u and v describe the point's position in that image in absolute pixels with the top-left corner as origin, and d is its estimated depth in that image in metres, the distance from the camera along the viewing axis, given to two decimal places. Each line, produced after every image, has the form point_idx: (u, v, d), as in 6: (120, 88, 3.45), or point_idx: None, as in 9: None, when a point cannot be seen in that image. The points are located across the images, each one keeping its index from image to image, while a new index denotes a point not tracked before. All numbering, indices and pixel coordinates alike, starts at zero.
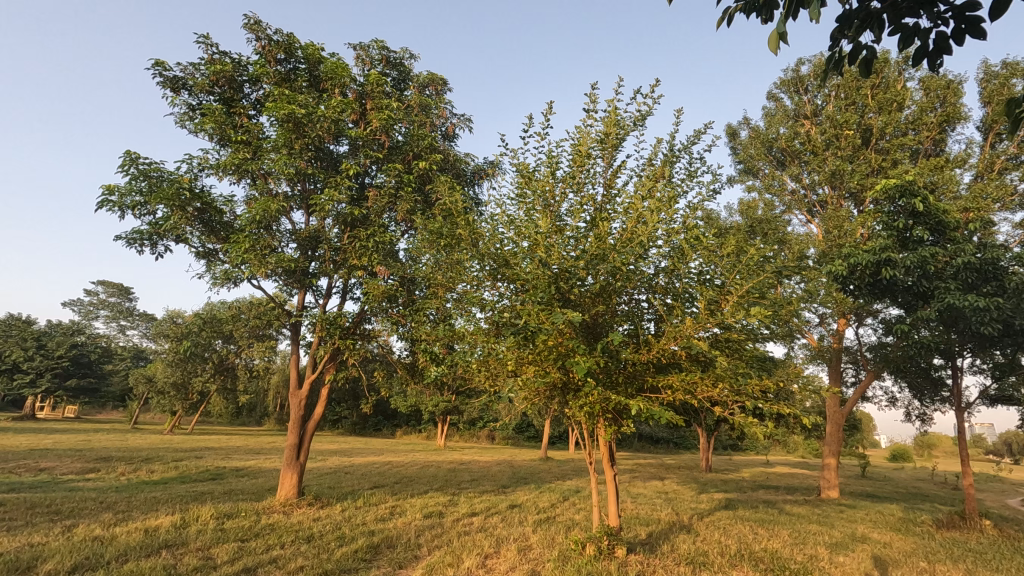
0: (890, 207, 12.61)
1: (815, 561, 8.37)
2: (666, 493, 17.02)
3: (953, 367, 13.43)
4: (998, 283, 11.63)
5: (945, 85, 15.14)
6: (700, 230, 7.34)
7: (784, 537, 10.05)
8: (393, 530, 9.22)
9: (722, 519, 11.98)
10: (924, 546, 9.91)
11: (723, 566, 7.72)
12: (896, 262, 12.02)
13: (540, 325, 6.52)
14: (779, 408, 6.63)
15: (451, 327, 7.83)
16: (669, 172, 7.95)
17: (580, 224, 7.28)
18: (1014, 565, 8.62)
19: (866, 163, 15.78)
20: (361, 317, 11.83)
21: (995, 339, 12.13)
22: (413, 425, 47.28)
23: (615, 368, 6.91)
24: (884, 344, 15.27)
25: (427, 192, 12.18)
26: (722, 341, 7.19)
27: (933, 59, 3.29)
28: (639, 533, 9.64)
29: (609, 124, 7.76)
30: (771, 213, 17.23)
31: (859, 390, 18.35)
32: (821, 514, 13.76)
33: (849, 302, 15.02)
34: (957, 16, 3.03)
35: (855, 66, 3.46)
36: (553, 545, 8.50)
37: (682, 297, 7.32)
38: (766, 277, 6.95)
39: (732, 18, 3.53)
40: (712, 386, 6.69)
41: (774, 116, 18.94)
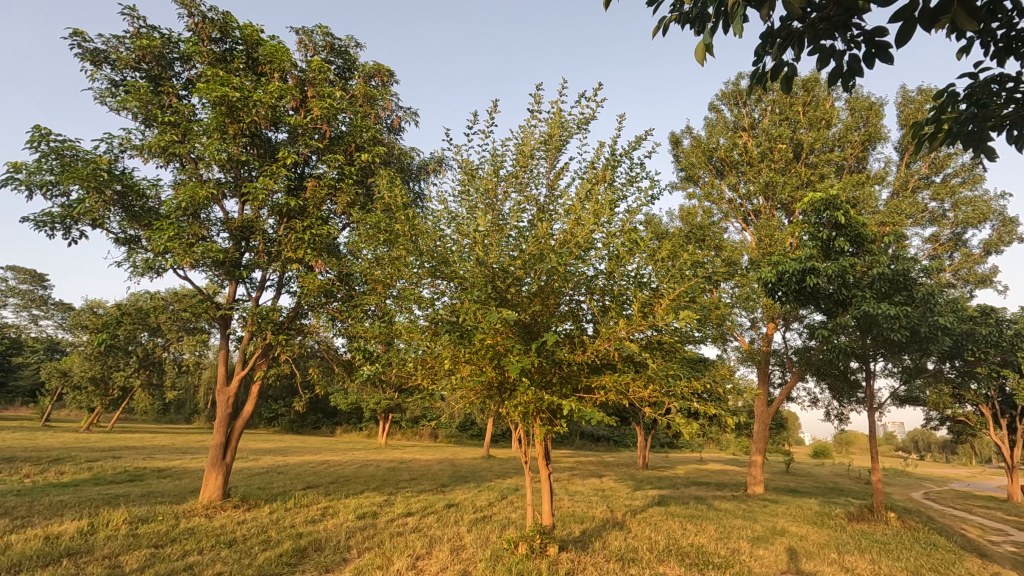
0: (816, 218, 13.37)
1: (737, 555, 8.76)
2: (603, 491, 17.36)
3: (867, 370, 14.34)
4: (907, 293, 12.55)
5: (869, 106, 16.38)
6: (638, 234, 7.51)
7: (710, 532, 10.47)
8: (322, 532, 8.94)
9: (654, 515, 12.31)
10: (836, 538, 10.54)
11: (651, 562, 7.92)
12: (820, 271, 12.78)
13: (476, 324, 6.48)
14: (705, 407, 6.87)
15: (389, 324, 7.60)
16: (611, 176, 8.10)
17: (521, 223, 7.29)
18: (912, 555, 9.32)
19: (797, 176, 16.66)
20: (297, 311, 11.41)
21: (904, 346, 13.07)
22: (355, 424, 46.18)
23: (550, 368, 6.93)
24: (808, 347, 16.16)
25: (369, 185, 11.89)
26: (655, 343, 7.37)
27: (848, 80, 3.49)
28: (573, 531, 9.76)
29: (554, 126, 7.84)
30: (708, 220, 17.90)
31: (785, 390, 19.33)
32: (746, 509, 14.45)
33: (777, 308, 15.80)
34: (868, 42, 3.20)
35: (778, 83, 3.61)
36: (486, 545, 8.47)
37: (619, 300, 7.46)
38: (697, 281, 7.20)
39: (667, 28, 3.59)
40: (643, 387, 6.89)
41: (714, 127, 19.64)
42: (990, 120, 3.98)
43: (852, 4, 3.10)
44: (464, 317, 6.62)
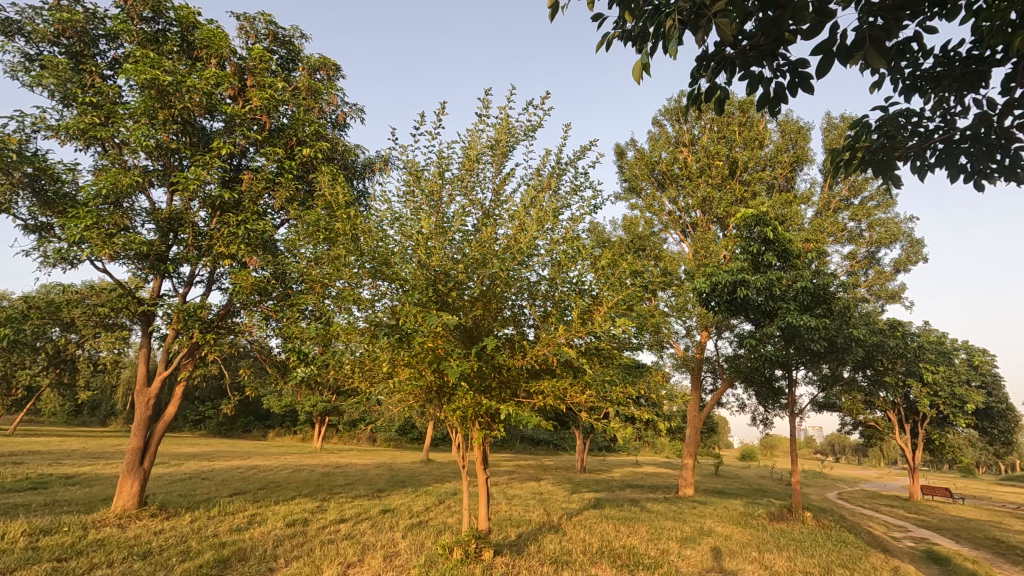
0: (747, 233, 14.06)
1: (666, 555, 9.08)
2: (541, 494, 17.53)
3: (790, 378, 15.21)
4: (827, 306, 13.43)
5: (797, 130, 17.49)
6: (580, 242, 7.68)
7: (642, 534, 10.79)
8: (247, 541, 8.53)
9: (589, 518, 12.57)
10: (758, 538, 11.11)
11: (584, 564, 8.07)
12: (749, 283, 13.49)
13: (416, 327, 6.39)
14: (639, 412, 7.08)
15: (326, 325, 7.36)
16: (556, 184, 8.23)
17: (465, 227, 7.28)
18: (825, 552, 9.95)
19: (731, 192, 17.54)
20: (228, 309, 10.88)
21: (823, 355, 13.96)
22: (288, 427, 44.52)
23: (490, 373, 6.94)
24: (737, 355, 16.98)
25: (311, 181, 11.53)
26: (593, 349, 7.54)
27: (774, 105, 3.72)
28: (509, 535, 9.81)
29: (501, 131, 7.89)
30: (649, 230, 18.50)
31: (716, 396, 20.22)
32: (676, 510, 14.98)
33: (710, 317, 16.49)
34: (792, 72, 3.43)
35: (711, 104, 3.79)
36: (421, 551, 8.35)
37: (560, 306, 7.58)
38: (635, 290, 7.43)
39: (610, 44, 3.71)
40: (580, 393, 7.04)
41: (656, 141, 20.33)
42: (897, 151, 4.35)
43: (779, 36, 3.31)
44: (404, 320, 6.50)
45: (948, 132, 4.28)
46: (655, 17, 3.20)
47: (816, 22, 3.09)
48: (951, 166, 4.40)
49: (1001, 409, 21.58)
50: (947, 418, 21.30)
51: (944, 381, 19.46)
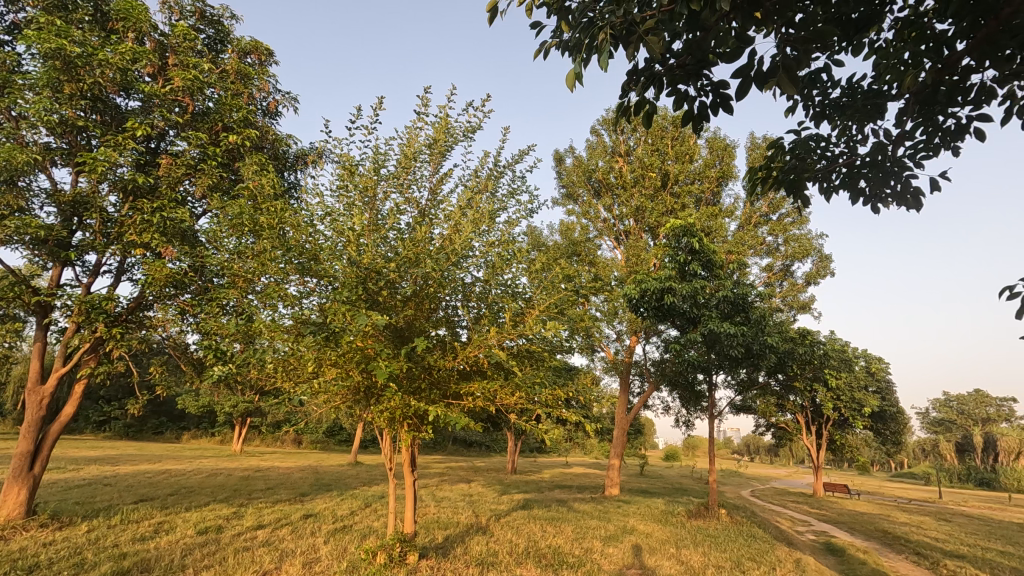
0: (675, 243, 14.66)
1: (589, 553, 9.30)
2: (470, 496, 17.49)
3: (710, 382, 16.01)
4: (745, 315, 14.27)
5: (724, 147, 18.49)
6: (515, 245, 7.74)
7: (567, 533, 11.01)
8: (152, 551, 7.96)
9: (517, 518, 12.70)
10: (676, 534, 11.62)
11: (509, 564, 8.11)
12: (676, 291, 14.13)
13: (345, 326, 6.20)
14: (566, 414, 7.22)
15: (248, 322, 7.00)
16: (493, 186, 8.26)
17: (400, 225, 7.15)
18: (736, 547, 10.53)
19: (662, 203, 18.29)
20: (139, 302, 10.13)
21: (741, 361, 14.79)
22: (206, 428, 42.03)
23: (420, 374, 6.82)
24: (663, 359, 17.71)
25: (237, 169, 10.95)
26: (524, 352, 7.61)
27: (698, 123, 3.92)
28: (435, 537, 9.73)
29: (440, 130, 7.83)
30: (584, 236, 18.94)
31: (643, 398, 20.99)
32: (602, 510, 15.39)
33: (639, 323, 17.10)
34: (714, 92, 3.62)
35: (640, 117, 3.93)
36: (343, 556, 8.10)
37: (493, 308, 7.61)
38: (566, 294, 7.58)
39: (548, 52, 3.75)
40: (510, 394, 7.08)
41: (594, 150, 20.84)
42: (805, 172, 4.71)
43: (704, 57, 3.49)
44: (332, 318, 6.28)
45: (850, 158, 4.67)
46: (589, 30, 3.26)
47: (736, 47, 3.27)
48: (852, 189, 4.80)
49: (892, 412, 23.75)
50: (847, 420, 23.16)
51: (846, 386, 21.16)
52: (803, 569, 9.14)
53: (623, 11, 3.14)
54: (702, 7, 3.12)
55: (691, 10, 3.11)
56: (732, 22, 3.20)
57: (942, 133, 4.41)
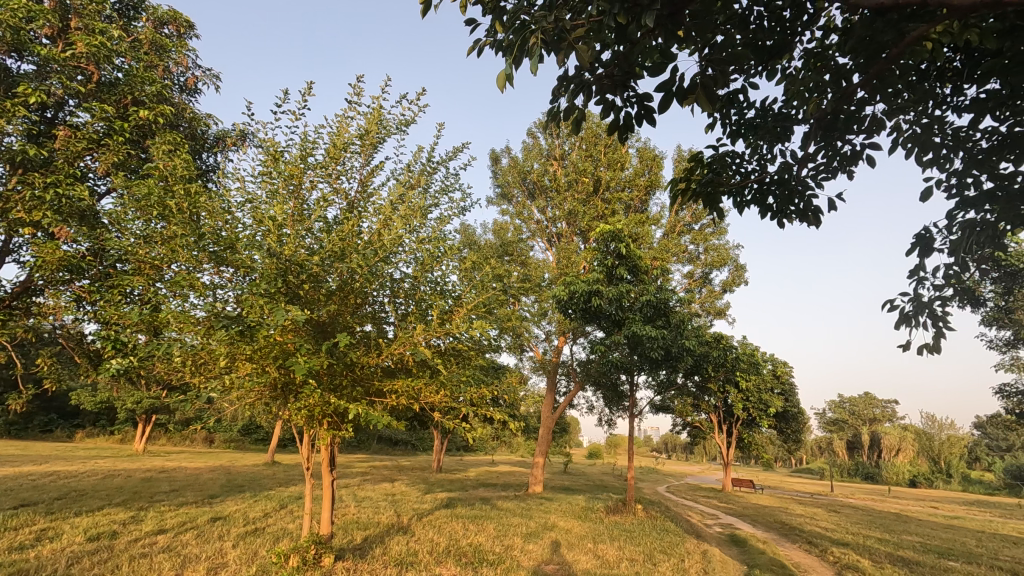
0: (605, 247, 15.10)
1: (509, 550, 9.41)
2: (393, 495, 17.18)
3: (632, 383, 16.61)
4: (666, 319, 14.95)
5: (653, 157, 19.29)
6: (446, 242, 7.71)
7: (489, 531, 11.08)
8: (30, 562, 7.21)
9: (439, 517, 12.63)
10: (594, 530, 11.99)
11: (429, 564, 8.05)
12: (603, 294, 14.58)
13: (263, 320, 5.89)
14: (491, 413, 7.26)
15: (154, 311, 6.50)
16: (426, 182, 8.19)
17: (326, 217, 6.91)
18: (649, 541, 11.00)
19: (594, 208, 18.81)
20: (26, 286, 9.16)
21: (660, 363, 15.45)
22: (103, 426, 38.66)
23: (341, 371, 6.59)
24: (589, 360, 18.20)
25: (147, 147, 10.16)
26: (451, 350, 7.58)
27: (624, 133, 4.06)
28: (353, 538, 9.49)
29: (372, 121, 7.65)
30: (517, 237, 19.12)
31: (569, 398, 21.47)
32: (525, 507, 15.60)
33: (567, 324, 17.50)
34: (639, 104, 3.77)
35: (569, 123, 4.01)
36: (253, 561, 7.71)
37: (421, 305, 7.53)
38: (495, 294, 7.64)
39: (482, 51, 3.73)
40: (434, 392, 7.02)
41: (530, 151, 21.03)
42: (720, 186, 5.01)
43: (631, 69, 3.62)
44: (248, 311, 5.94)
45: (761, 175, 5.00)
46: (522, 32, 3.28)
47: (660, 61, 3.43)
48: (761, 204, 5.15)
49: (793, 412, 25.71)
50: (754, 420, 24.80)
51: (754, 388, 22.69)
52: (709, 560, 9.70)
53: (554, 18, 3.19)
54: (629, 21, 3.24)
55: (618, 22, 3.21)
56: (657, 39, 3.35)
57: (840, 158, 4.83)
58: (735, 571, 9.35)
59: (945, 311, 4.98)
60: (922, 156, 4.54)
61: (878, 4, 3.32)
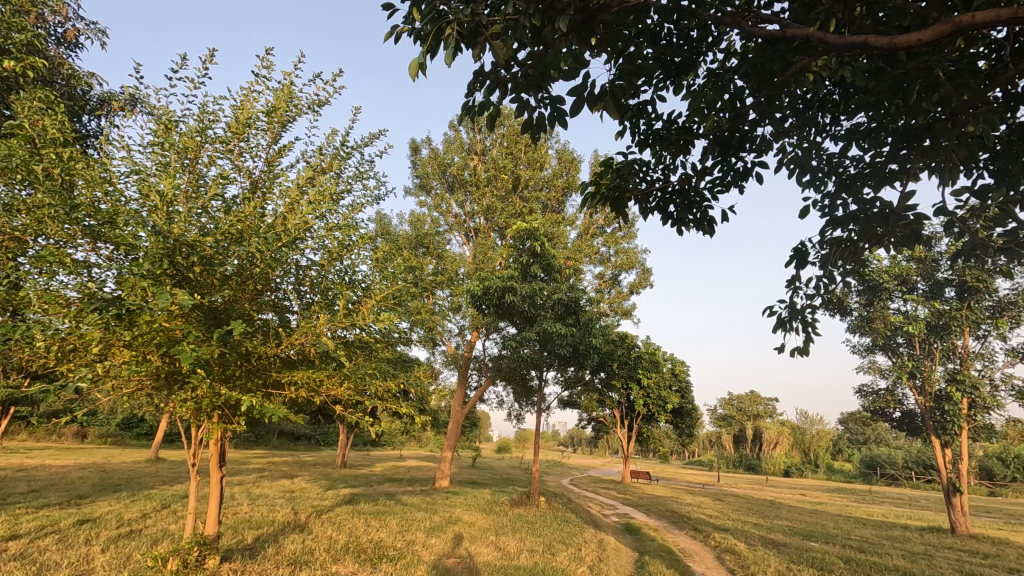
0: (520, 245, 15.27)
1: (411, 545, 9.31)
2: (291, 492, 16.41)
3: (541, 378, 16.96)
4: (575, 316, 15.44)
5: (571, 160, 19.90)
6: (357, 230, 7.47)
7: (391, 527, 10.91)
8: None
9: (340, 514, 12.23)
10: (497, 522, 12.14)
11: (325, 562, 7.78)
12: (516, 290, 14.79)
13: (145, 304, 5.35)
14: (396, 407, 7.12)
15: (12, 290, 5.71)
16: (339, 166, 7.87)
17: (226, 196, 6.42)
18: (549, 532, 11.31)
19: (512, 206, 19.08)
20: None
21: (568, 359, 15.90)
22: None
23: (235, 362, 6.15)
24: (501, 355, 18.38)
25: (12, 103, 8.92)
26: (357, 342, 7.35)
27: (538, 132, 4.14)
28: (243, 538, 8.96)
29: (282, 98, 7.22)
30: (434, 229, 18.89)
31: (479, 392, 21.56)
32: (430, 502, 15.49)
33: (480, 319, 17.55)
34: (552, 106, 3.85)
35: (484, 118, 4.01)
36: (125, 566, 7.05)
37: (327, 294, 7.24)
38: (405, 287, 7.52)
39: (398, 38, 3.60)
40: (338, 384, 6.77)
41: (451, 144, 20.79)
42: (627, 192, 5.25)
43: (546, 71, 3.69)
44: (128, 293, 5.37)
45: (664, 184, 5.30)
46: (437, 21, 3.21)
47: (574, 66, 3.53)
48: (664, 211, 5.45)
49: (688, 408, 27.51)
50: (653, 416, 26.28)
51: (654, 385, 24.28)
52: (604, 549, 10.16)
53: (471, 10, 3.15)
54: (543, 23, 3.29)
55: (534, 24, 3.27)
56: (571, 44, 3.43)
57: (733, 173, 5.22)
58: (627, 557, 9.85)
59: (814, 318, 5.58)
60: (802, 177, 5.03)
61: (768, 34, 3.62)
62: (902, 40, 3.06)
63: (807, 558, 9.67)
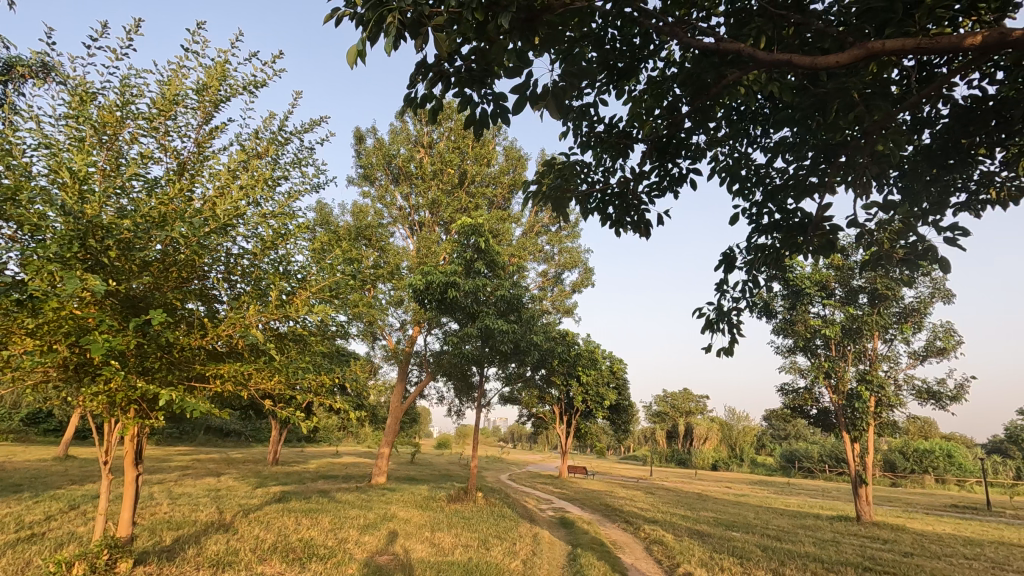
0: (464, 240, 15.19)
1: (343, 544, 9.10)
2: (217, 491, 15.63)
3: (482, 374, 16.93)
4: (517, 313, 15.55)
5: (518, 157, 20.09)
6: (293, 219, 7.20)
7: (323, 524, 10.64)
8: None
9: (268, 513, 11.78)
10: (433, 518, 12.08)
11: (250, 562, 7.48)
12: (459, 286, 14.74)
13: (53, 289, 4.94)
14: (329, 401, 6.94)
15: None
16: (276, 152, 7.54)
17: (149, 177, 6.02)
18: (485, 527, 11.36)
19: (458, 201, 19.03)
20: None
21: (509, 355, 15.96)
22: None
23: (156, 353, 5.77)
24: (442, 350, 18.27)
25: None
26: (291, 335, 7.10)
27: (479, 128, 4.13)
28: (161, 539, 8.48)
29: (215, 76, 6.83)
30: (377, 221, 18.50)
31: (419, 388, 21.32)
32: (365, 499, 15.20)
33: (422, 314, 17.36)
34: (494, 103, 3.85)
35: (426, 111, 3.96)
36: (24, 573, 6.50)
37: (259, 285, 6.93)
38: (343, 279, 7.33)
39: (339, 21, 3.49)
40: (267, 378, 6.51)
41: (397, 135, 20.38)
42: (567, 192, 5.34)
43: (490, 67, 3.69)
44: (33, 278, 4.94)
45: (604, 186, 5.42)
46: (378, 7, 3.12)
47: (517, 64, 3.55)
48: (603, 212, 5.58)
49: (624, 404, 28.28)
50: (591, 412, 26.92)
51: (593, 382, 24.94)
52: (538, 543, 10.32)
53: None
54: (487, 18, 3.28)
55: (478, 19, 3.25)
56: (514, 41, 3.44)
57: (669, 178, 5.41)
58: (560, 551, 10.05)
59: (739, 319, 5.88)
60: (731, 185, 5.27)
61: (703, 46, 3.77)
62: (822, 61, 3.27)
63: (728, 547, 10.20)
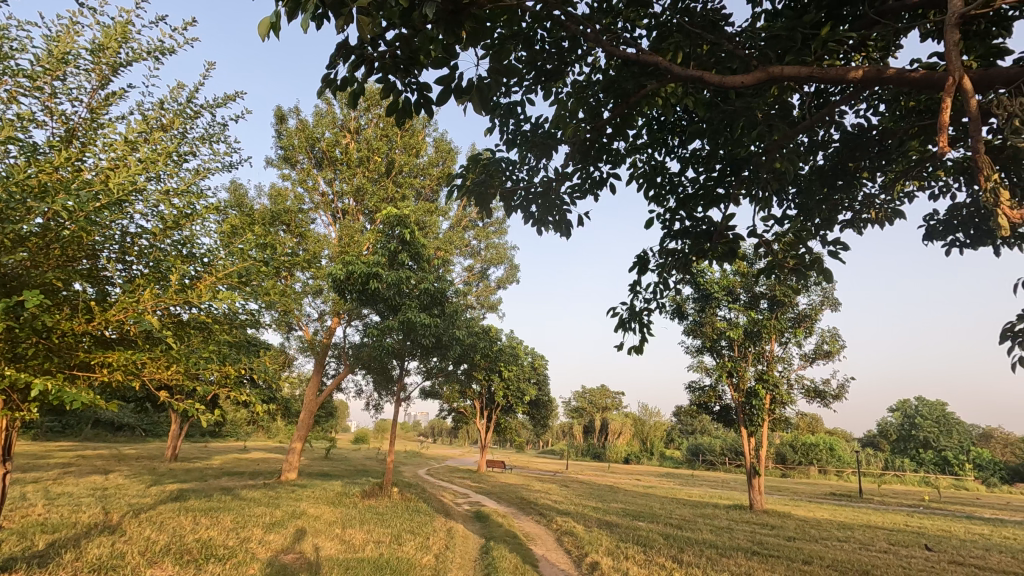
0: (389, 231, 14.86)
1: (245, 543, 8.64)
2: (103, 490, 14.32)
3: (402, 368, 16.63)
4: (440, 308, 15.41)
5: (448, 150, 19.90)
6: (201, 198, 6.71)
7: (224, 524, 10.05)
8: None
9: (161, 512, 10.94)
10: (345, 515, 11.76)
11: (138, 565, 6.93)
12: (382, 277, 14.43)
13: None
14: (234, 393, 6.54)
15: None
16: (183, 125, 6.99)
17: (30, 141, 5.40)
18: (399, 522, 11.19)
19: (384, 190, 18.57)
20: None
21: (431, 349, 15.79)
22: None
23: (32, 337, 5.18)
24: (361, 342, 17.78)
25: None
26: (193, 322, 6.61)
27: (404, 117, 4.05)
28: (33, 543, 7.66)
29: (113, 36, 6.23)
30: (297, 206, 17.66)
31: (336, 381, 20.63)
32: (272, 496, 14.50)
33: (343, 305, 16.80)
34: (419, 93, 3.79)
35: (347, 95, 3.83)
36: None
37: (160, 268, 6.40)
38: (255, 265, 6.94)
39: None
40: (163, 368, 6.02)
41: (321, 117, 19.50)
42: (492, 188, 5.36)
43: (415, 56, 3.63)
44: None
45: (528, 184, 5.50)
46: None
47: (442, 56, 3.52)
48: (526, 210, 5.65)
49: (544, 399, 28.86)
50: (511, 407, 27.24)
51: (514, 377, 25.26)
52: (452, 537, 10.32)
53: None
54: (414, 6, 3.23)
55: (403, 6, 3.19)
56: (440, 32, 3.41)
57: (590, 181, 5.58)
58: (473, 544, 10.10)
59: (650, 320, 6.16)
60: (648, 191, 5.52)
61: (624, 56, 3.92)
62: (729, 80, 3.49)
63: (634, 536, 10.69)
